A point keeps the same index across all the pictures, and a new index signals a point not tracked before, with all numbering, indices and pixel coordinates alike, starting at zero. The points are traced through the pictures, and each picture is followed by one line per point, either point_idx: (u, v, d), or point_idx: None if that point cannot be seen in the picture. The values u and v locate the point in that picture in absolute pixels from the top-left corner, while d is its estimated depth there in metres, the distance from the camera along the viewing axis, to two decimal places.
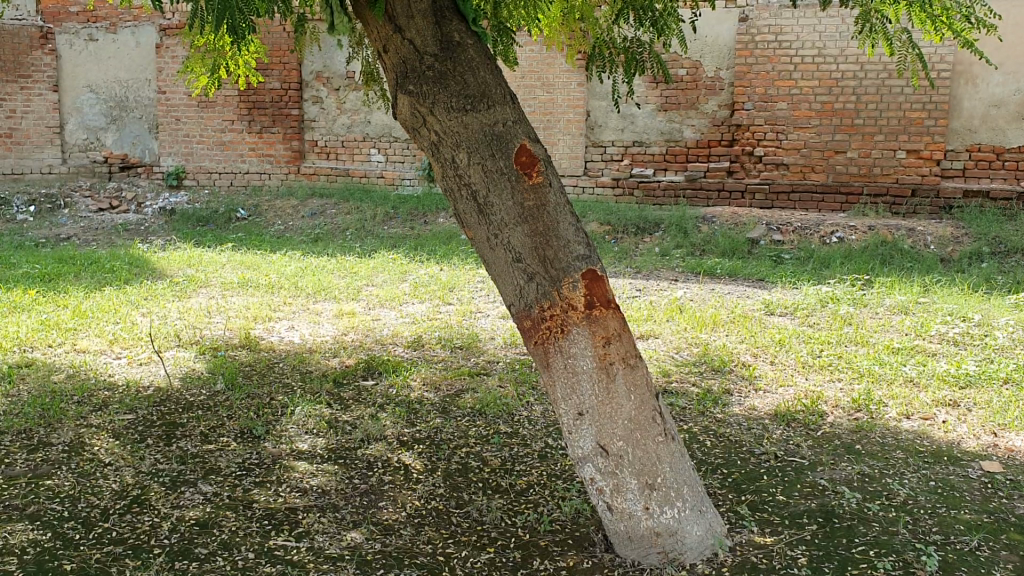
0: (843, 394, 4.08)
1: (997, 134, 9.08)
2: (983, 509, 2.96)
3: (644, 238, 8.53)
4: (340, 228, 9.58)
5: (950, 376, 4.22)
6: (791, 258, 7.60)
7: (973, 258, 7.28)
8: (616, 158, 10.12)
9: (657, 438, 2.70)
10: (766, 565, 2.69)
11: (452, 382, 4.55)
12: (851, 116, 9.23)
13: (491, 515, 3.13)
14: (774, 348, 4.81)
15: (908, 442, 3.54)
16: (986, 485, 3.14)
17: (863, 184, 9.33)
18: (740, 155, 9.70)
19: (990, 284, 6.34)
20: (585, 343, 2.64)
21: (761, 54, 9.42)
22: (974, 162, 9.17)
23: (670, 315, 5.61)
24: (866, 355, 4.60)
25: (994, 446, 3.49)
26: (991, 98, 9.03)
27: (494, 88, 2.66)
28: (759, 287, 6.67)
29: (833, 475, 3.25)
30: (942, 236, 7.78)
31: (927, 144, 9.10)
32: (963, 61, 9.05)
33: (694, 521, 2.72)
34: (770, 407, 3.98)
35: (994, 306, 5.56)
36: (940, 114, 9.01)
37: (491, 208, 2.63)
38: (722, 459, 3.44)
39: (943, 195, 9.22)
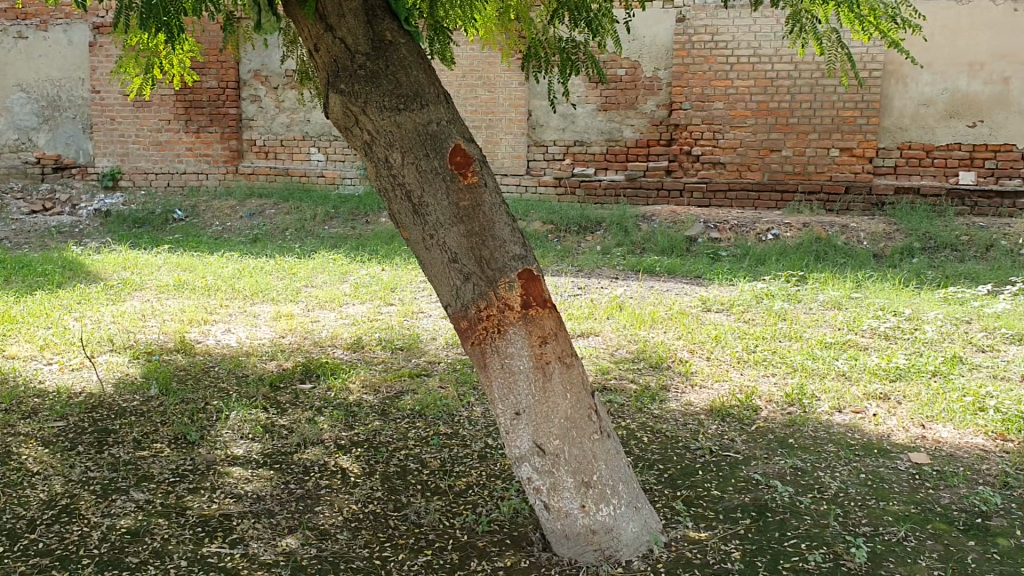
0: (777, 388, 4.15)
1: (927, 133, 9.16)
2: (911, 500, 3.01)
3: (586, 237, 8.56)
4: (279, 229, 9.45)
5: (880, 370, 4.30)
6: (728, 256, 7.69)
7: (904, 253, 7.41)
8: (558, 157, 10.15)
9: (594, 436, 2.72)
10: (700, 560, 2.72)
11: (392, 384, 4.51)
12: (786, 115, 9.33)
13: (429, 517, 3.12)
14: (711, 344, 4.87)
15: (839, 435, 3.60)
16: (914, 476, 3.20)
17: (798, 182, 9.45)
18: (679, 154, 9.77)
19: (920, 279, 6.46)
20: (521, 342, 2.64)
21: (698, 54, 9.50)
22: (905, 160, 9.27)
23: (610, 314, 5.62)
24: (799, 350, 4.67)
25: (922, 438, 3.55)
26: (920, 97, 9.11)
27: (428, 88, 2.66)
28: (698, 285, 6.75)
29: (766, 469, 3.29)
30: (875, 233, 7.88)
31: (860, 143, 9.22)
32: (894, 61, 9.14)
33: (629, 517, 2.74)
34: (706, 402, 4.02)
35: (923, 301, 5.64)
36: (872, 112, 9.13)
37: (426, 208, 2.62)
38: (659, 455, 3.47)
39: (876, 191, 9.32)
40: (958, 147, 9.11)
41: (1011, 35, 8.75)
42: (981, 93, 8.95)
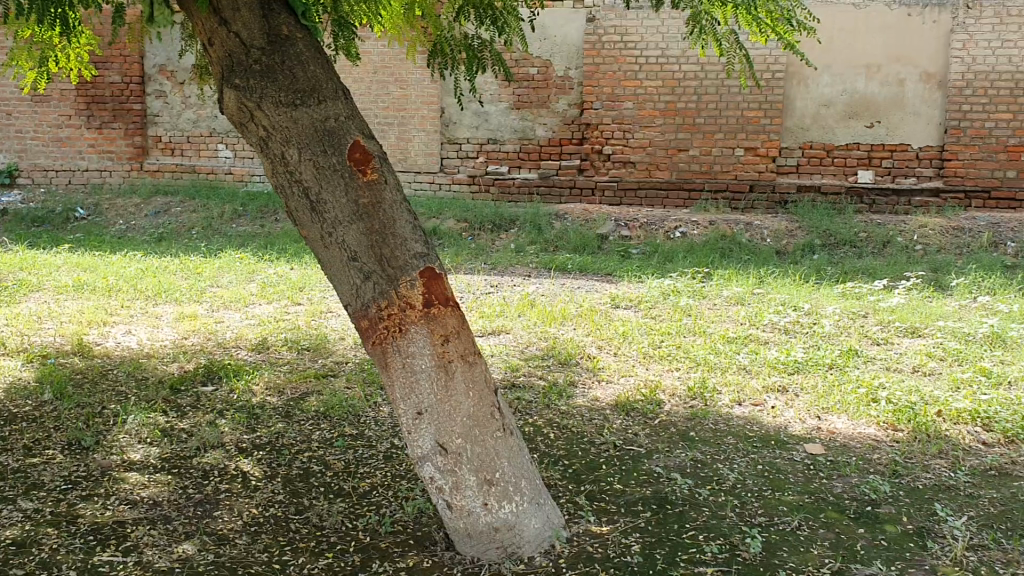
0: (680, 382, 4.22)
1: (826, 133, 9.19)
2: (805, 490, 3.09)
3: (499, 234, 8.57)
4: (185, 227, 9.22)
5: (779, 363, 4.41)
6: (638, 253, 7.80)
7: (806, 250, 7.61)
8: (470, 155, 10.07)
9: (496, 434, 2.72)
10: (601, 554, 2.75)
11: (297, 385, 4.43)
12: (693, 115, 9.33)
13: (331, 519, 3.08)
14: (618, 341, 4.92)
15: (738, 427, 3.68)
16: (809, 467, 3.28)
17: (704, 181, 9.45)
18: (590, 153, 9.76)
19: (820, 274, 6.64)
20: (423, 341, 2.62)
21: (608, 55, 9.46)
22: (806, 159, 9.29)
23: (521, 311, 5.63)
24: (702, 345, 4.76)
25: (817, 429, 3.65)
26: (820, 98, 9.13)
27: (325, 83, 2.62)
28: (608, 282, 6.83)
29: (667, 462, 3.34)
30: (778, 230, 8.06)
31: (764, 142, 9.22)
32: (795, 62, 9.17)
33: (532, 514, 2.75)
34: (612, 397, 4.06)
35: (822, 296, 5.80)
36: (775, 113, 9.15)
37: (324, 206, 2.58)
38: (564, 451, 3.49)
39: (779, 190, 9.35)
40: (857, 147, 9.14)
41: (904, 38, 8.82)
42: (879, 94, 8.98)
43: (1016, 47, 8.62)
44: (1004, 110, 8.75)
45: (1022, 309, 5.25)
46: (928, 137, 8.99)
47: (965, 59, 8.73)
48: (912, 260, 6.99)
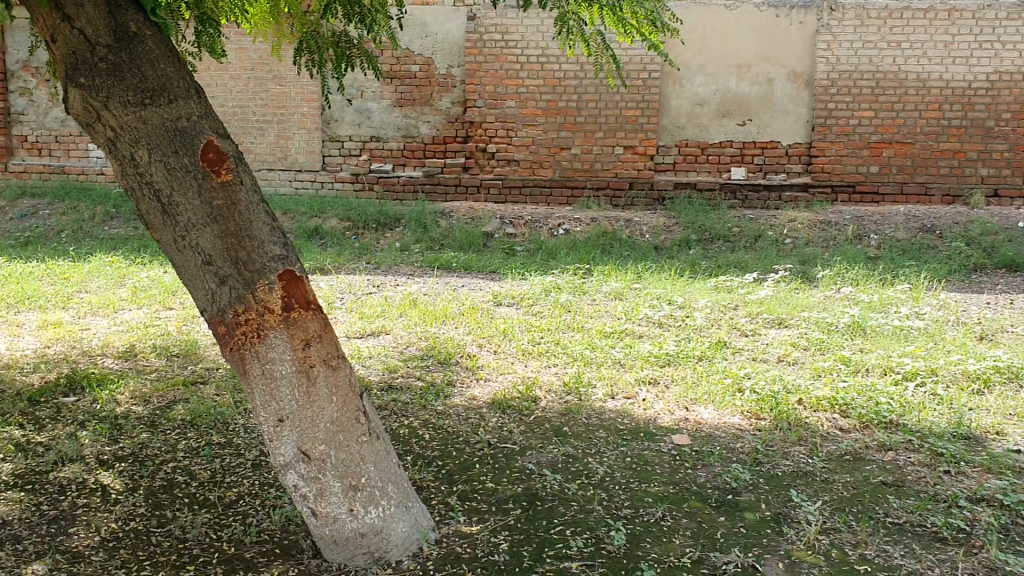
0: (557, 378, 4.25)
1: (701, 131, 9.41)
2: (670, 480, 3.15)
3: (384, 233, 8.49)
4: (54, 230, 8.83)
5: (652, 356, 4.49)
6: (522, 251, 7.84)
7: (683, 246, 7.78)
8: (353, 153, 9.94)
9: (361, 438, 2.68)
10: (469, 554, 2.74)
11: (164, 394, 4.29)
12: (574, 114, 9.42)
13: (194, 531, 2.99)
14: (498, 339, 4.92)
15: (610, 421, 3.73)
16: (675, 457, 3.35)
17: (586, 179, 9.57)
18: (475, 151, 9.73)
19: (695, 269, 6.80)
20: (283, 346, 2.57)
21: (488, 53, 9.43)
22: (682, 157, 9.50)
23: (402, 311, 5.57)
24: (580, 341, 4.81)
25: (685, 420, 3.73)
26: (694, 97, 9.34)
27: (177, 82, 2.54)
28: (491, 279, 6.85)
29: (539, 459, 3.36)
30: (656, 226, 8.23)
31: (642, 141, 9.38)
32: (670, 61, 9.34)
33: (399, 518, 2.73)
34: (488, 395, 4.06)
35: (695, 290, 5.95)
36: (652, 112, 9.30)
37: (176, 209, 2.49)
38: (438, 451, 3.46)
39: (657, 187, 9.54)
40: (730, 145, 9.40)
41: (772, 39, 9.09)
42: (749, 94, 9.25)
43: (876, 48, 8.92)
44: (866, 109, 9.05)
45: (881, 299, 5.48)
46: (796, 134, 9.29)
47: (830, 59, 9.01)
48: (783, 254, 7.24)
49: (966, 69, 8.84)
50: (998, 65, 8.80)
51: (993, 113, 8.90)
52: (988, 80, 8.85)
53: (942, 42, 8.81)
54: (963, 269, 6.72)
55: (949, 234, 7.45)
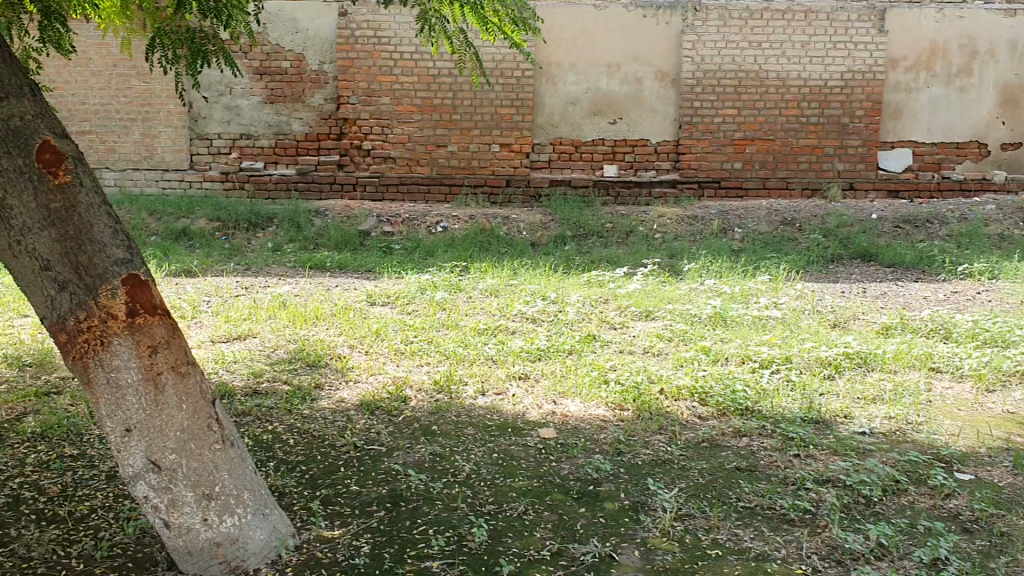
0: (428, 377, 4.24)
1: (574, 129, 9.54)
2: (534, 474, 3.18)
3: (256, 233, 8.30)
4: None
5: (524, 352, 4.52)
6: (399, 249, 7.79)
7: (558, 241, 7.87)
8: (223, 151, 9.69)
9: (215, 447, 2.61)
10: (329, 559, 2.70)
11: (13, 406, 4.08)
12: (449, 112, 9.37)
13: (40, 549, 2.85)
14: (369, 339, 4.87)
15: (479, 418, 3.73)
16: (541, 451, 3.38)
17: (463, 176, 9.54)
18: (350, 149, 9.61)
19: (570, 265, 6.89)
20: (128, 354, 2.47)
21: (361, 49, 9.29)
22: (557, 155, 9.61)
23: (272, 313, 5.45)
24: (452, 339, 4.80)
25: (552, 414, 3.77)
26: (567, 96, 9.46)
27: (8, 80, 2.43)
28: (366, 279, 6.77)
29: (405, 459, 3.34)
30: (532, 223, 8.30)
31: (517, 139, 9.42)
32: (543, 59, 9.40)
33: (257, 525, 2.67)
34: (357, 397, 4.01)
35: (568, 285, 6.02)
36: (526, 110, 9.34)
37: (8, 211, 2.37)
38: (302, 456, 3.39)
39: (533, 184, 9.61)
40: (602, 143, 9.56)
41: (640, 39, 9.28)
42: (619, 92, 9.43)
43: (738, 48, 9.20)
44: (730, 106, 9.32)
45: (743, 290, 5.67)
46: (664, 132, 9.50)
47: (695, 58, 9.26)
48: (654, 248, 7.40)
49: (822, 68, 9.19)
50: (850, 65, 9.17)
51: (847, 111, 9.24)
52: (842, 79, 9.19)
53: (799, 42, 9.15)
54: (820, 261, 7.02)
55: (808, 227, 7.76)
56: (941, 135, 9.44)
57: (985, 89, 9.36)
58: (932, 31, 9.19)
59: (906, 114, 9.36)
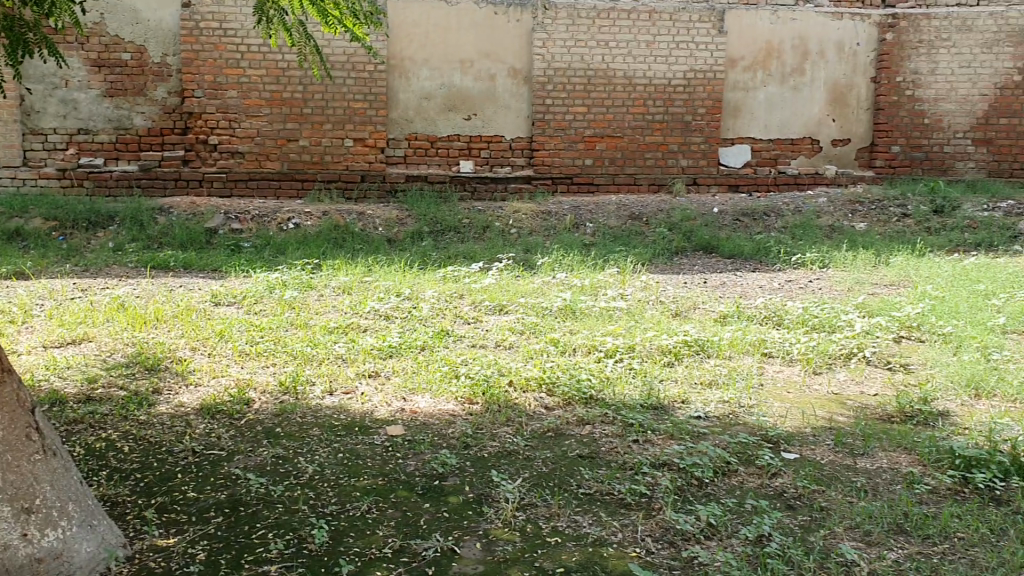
0: (273, 378, 4.14)
1: (429, 124, 9.51)
2: (378, 472, 3.16)
3: (96, 233, 7.92)
4: None
5: (374, 349, 4.48)
6: (249, 247, 7.59)
7: (413, 237, 7.84)
8: (59, 147, 9.24)
9: (34, 457, 2.48)
10: (161, 568, 2.58)
11: None
12: (300, 106, 9.18)
13: None
14: (213, 340, 4.73)
15: (325, 418, 3.68)
16: (387, 449, 3.36)
17: (316, 171, 9.34)
18: (195, 144, 9.25)
19: (424, 260, 6.87)
20: None
21: (206, 41, 9.03)
22: (412, 150, 9.55)
23: (109, 316, 5.22)
24: (300, 338, 4.72)
25: (400, 411, 3.75)
26: (420, 91, 9.43)
27: None
28: (213, 278, 6.57)
29: (246, 463, 3.26)
30: (387, 219, 8.24)
31: (371, 134, 9.31)
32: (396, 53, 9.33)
33: (83, 537, 2.50)
34: (197, 401, 3.88)
35: (423, 281, 6.01)
36: (379, 104, 9.26)
37: None
38: (137, 463, 3.27)
39: (388, 180, 9.48)
40: (457, 139, 9.56)
41: (491, 36, 9.37)
42: (473, 88, 9.48)
43: (587, 46, 9.39)
44: (580, 104, 9.46)
45: (592, 283, 5.81)
46: (518, 128, 9.59)
47: (545, 56, 9.38)
48: (508, 243, 7.48)
49: (666, 67, 9.47)
50: (692, 65, 9.49)
51: (690, 109, 9.53)
52: (684, 78, 9.51)
53: (644, 42, 9.41)
54: (666, 253, 7.28)
55: (655, 221, 8.00)
56: (777, 132, 9.84)
57: (816, 88, 9.82)
58: (767, 33, 9.61)
59: (744, 112, 9.74)
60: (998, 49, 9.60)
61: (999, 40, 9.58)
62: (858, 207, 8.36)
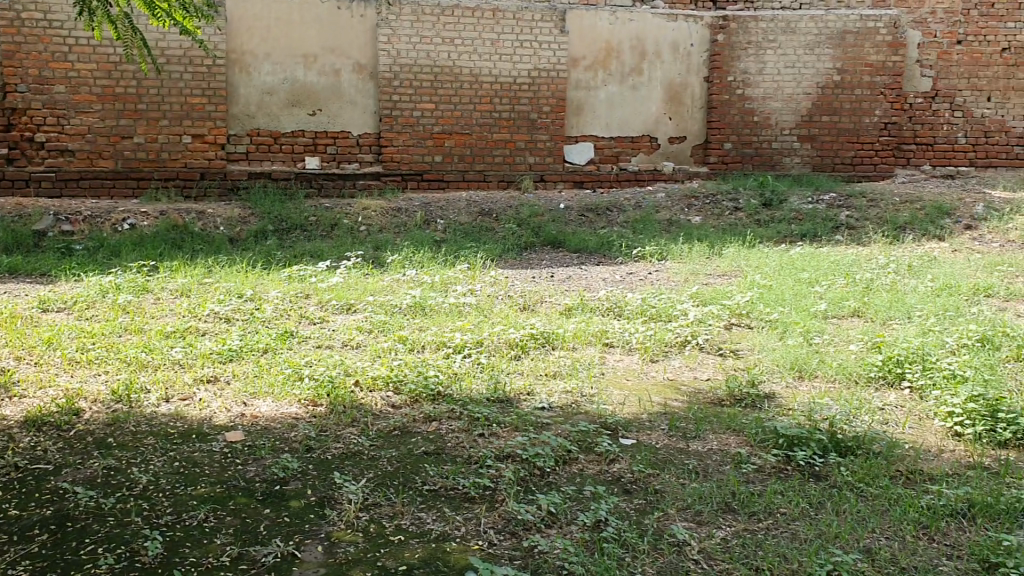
0: (105, 386, 3.97)
1: (272, 120, 9.28)
2: (217, 480, 3.08)
3: None
4: None
5: (214, 353, 4.35)
6: (81, 249, 7.23)
7: (258, 237, 7.66)
8: None
9: None
10: None
11: None
12: (134, 101, 8.83)
13: None
14: (40, 349, 4.48)
15: (160, 426, 3.56)
16: (226, 455, 3.28)
17: (153, 169, 9.00)
18: (19, 141, 8.72)
19: (269, 260, 6.72)
20: None
21: (29, 33, 8.52)
22: (255, 146, 9.29)
23: None
24: (135, 344, 4.53)
25: (241, 416, 3.66)
26: (262, 86, 9.19)
27: None
28: (40, 283, 6.22)
29: (74, 477, 3.11)
30: (231, 218, 8.02)
31: (210, 130, 9.05)
32: (236, 47, 9.07)
33: None
34: (21, 414, 3.68)
35: (267, 281, 5.88)
36: (219, 100, 9.01)
37: None
38: None
39: (230, 177, 9.21)
40: (302, 135, 9.36)
41: (335, 31, 9.23)
42: (317, 84, 9.30)
43: (433, 43, 9.40)
44: (427, 101, 9.46)
45: (441, 280, 5.85)
46: (365, 124, 9.48)
47: (391, 52, 9.33)
48: (356, 241, 7.41)
49: (511, 66, 9.59)
50: (536, 63, 9.64)
51: (535, 107, 9.68)
52: (529, 76, 9.64)
53: (489, 40, 9.49)
54: (515, 248, 7.41)
55: (503, 217, 8.10)
56: (618, 129, 10.02)
57: (653, 88, 10.05)
58: (607, 32, 9.81)
59: (587, 110, 9.91)
60: (820, 49, 9.96)
61: (821, 41, 9.95)
62: (694, 201, 8.70)
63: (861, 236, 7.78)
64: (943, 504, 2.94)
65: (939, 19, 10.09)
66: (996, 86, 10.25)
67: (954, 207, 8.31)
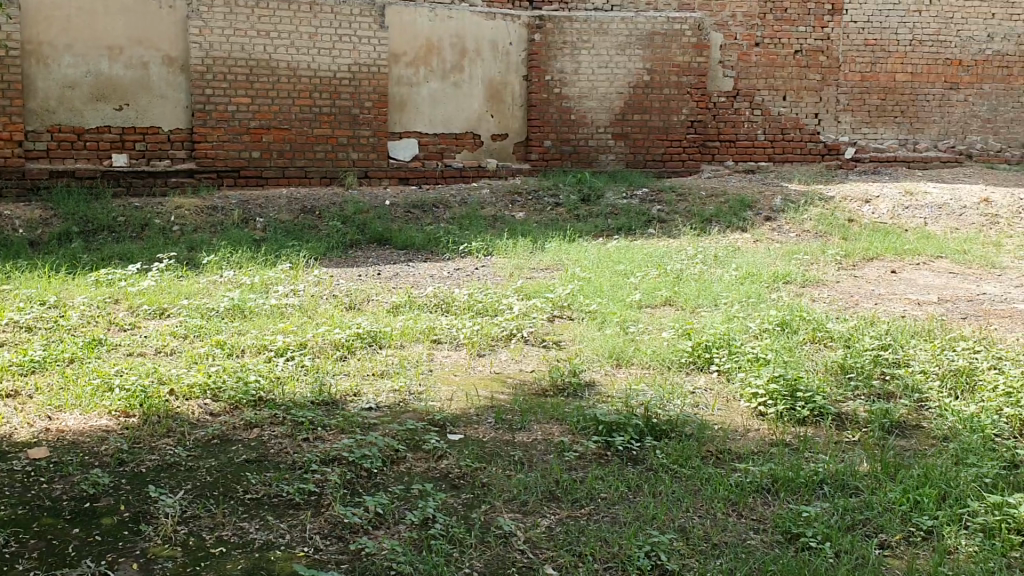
0: None
1: (75, 115, 8.75)
2: (19, 501, 2.88)
3: None
4: None
5: (14, 365, 4.05)
6: None
7: (62, 239, 7.21)
8: None
9: None
10: None
11: None
12: None
13: None
14: None
15: None
16: (29, 474, 3.07)
17: None
18: None
19: (75, 264, 6.33)
20: None
21: None
22: (56, 143, 8.74)
23: None
24: None
25: (45, 431, 3.43)
26: (63, 79, 8.64)
27: None
28: None
29: None
30: (30, 219, 7.50)
31: (5, 125, 8.45)
32: (32, 37, 8.49)
33: None
34: None
35: (72, 287, 5.55)
36: (15, 94, 8.41)
37: None
38: None
39: (28, 176, 8.64)
40: (108, 130, 8.87)
41: (141, 21, 8.78)
42: (123, 77, 8.82)
43: (247, 36, 9.11)
44: (243, 95, 9.17)
45: (262, 281, 5.70)
46: (177, 119, 9.09)
47: (203, 45, 8.96)
48: (170, 242, 7.10)
49: (330, 60, 9.43)
50: (356, 58, 9.51)
51: (356, 102, 9.56)
52: (349, 71, 9.51)
53: (306, 33, 9.30)
54: (339, 246, 7.32)
55: (326, 214, 7.96)
56: (441, 126, 10.04)
57: (475, 85, 10.12)
58: (427, 29, 9.80)
59: (409, 106, 9.89)
60: (630, 50, 10.35)
61: (631, 42, 10.33)
62: (517, 197, 8.86)
63: (673, 228, 8.14)
64: (749, 481, 3.14)
65: (739, 22, 10.65)
66: (790, 86, 10.91)
67: (756, 200, 8.84)
